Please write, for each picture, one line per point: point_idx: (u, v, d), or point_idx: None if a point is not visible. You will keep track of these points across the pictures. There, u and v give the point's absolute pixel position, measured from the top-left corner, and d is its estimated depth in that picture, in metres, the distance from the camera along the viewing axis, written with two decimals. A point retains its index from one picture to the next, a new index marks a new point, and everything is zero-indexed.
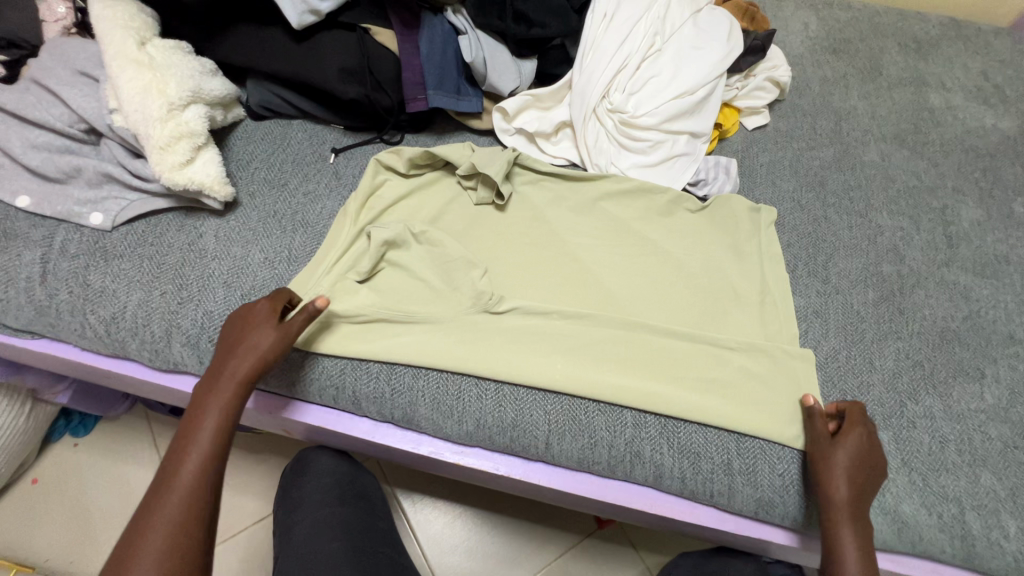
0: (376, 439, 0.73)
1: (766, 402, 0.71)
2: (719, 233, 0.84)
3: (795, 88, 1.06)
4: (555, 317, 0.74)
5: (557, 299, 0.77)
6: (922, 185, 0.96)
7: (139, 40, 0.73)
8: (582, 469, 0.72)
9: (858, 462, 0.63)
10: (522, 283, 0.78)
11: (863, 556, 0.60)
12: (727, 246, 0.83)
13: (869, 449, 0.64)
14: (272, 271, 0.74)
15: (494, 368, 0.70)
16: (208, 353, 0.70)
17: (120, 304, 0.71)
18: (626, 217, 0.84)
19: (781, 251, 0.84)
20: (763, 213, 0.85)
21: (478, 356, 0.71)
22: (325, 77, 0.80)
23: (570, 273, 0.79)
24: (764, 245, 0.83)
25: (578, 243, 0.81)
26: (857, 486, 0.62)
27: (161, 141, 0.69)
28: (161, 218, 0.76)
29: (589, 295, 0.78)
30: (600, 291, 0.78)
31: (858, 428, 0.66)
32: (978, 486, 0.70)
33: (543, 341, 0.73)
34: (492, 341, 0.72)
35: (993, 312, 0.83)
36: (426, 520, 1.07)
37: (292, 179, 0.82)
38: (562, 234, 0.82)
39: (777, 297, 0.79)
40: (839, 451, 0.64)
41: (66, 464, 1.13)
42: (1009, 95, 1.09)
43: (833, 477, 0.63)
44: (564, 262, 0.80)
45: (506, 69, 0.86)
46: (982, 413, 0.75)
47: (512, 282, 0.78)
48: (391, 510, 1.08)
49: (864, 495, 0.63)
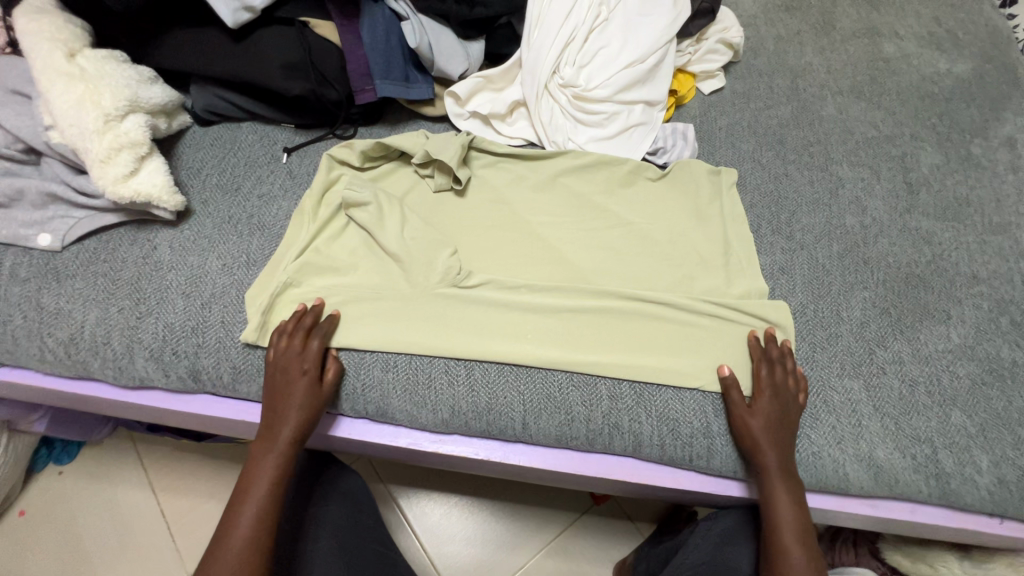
0: (354, 436, 0.73)
1: (738, 358, 0.72)
2: (682, 199, 0.83)
3: (750, 49, 1.05)
4: (524, 293, 0.74)
5: (524, 275, 0.76)
6: (880, 135, 0.96)
7: (69, 52, 0.70)
8: (561, 446, 0.72)
9: (773, 412, 0.67)
10: (489, 263, 0.77)
11: (794, 506, 0.65)
12: (690, 210, 0.83)
13: (789, 408, 0.68)
14: (231, 277, 0.73)
15: (465, 352, 0.70)
16: (173, 365, 0.69)
17: (77, 323, 0.69)
18: (585, 191, 0.83)
19: (743, 211, 0.84)
20: (724, 176, 0.85)
21: (449, 340, 0.71)
22: (268, 75, 0.78)
23: (537, 250, 0.79)
24: (725, 207, 0.83)
25: (540, 221, 0.81)
26: (780, 448, 0.66)
27: (101, 154, 0.68)
28: (111, 233, 0.74)
29: (557, 271, 0.77)
30: (567, 265, 0.78)
31: (771, 390, 0.68)
32: (949, 425, 0.71)
33: (514, 318, 0.73)
34: (462, 325, 0.72)
35: (956, 254, 0.84)
36: (421, 512, 1.07)
37: (245, 182, 0.80)
38: (522, 214, 0.81)
39: (742, 256, 0.79)
40: (756, 418, 0.67)
41: (53, 492, 1.12)
42: (961, 38, 1.09)
43: (762, 443, 0.66)
44: (529, 240, 0.79)
45: (453, 52, 0.84)
46: (950, 354, 0.76)
47: (480, 260, 0.77)
48: (383, 507, 1.07)
49: (788, 454, 0.67)
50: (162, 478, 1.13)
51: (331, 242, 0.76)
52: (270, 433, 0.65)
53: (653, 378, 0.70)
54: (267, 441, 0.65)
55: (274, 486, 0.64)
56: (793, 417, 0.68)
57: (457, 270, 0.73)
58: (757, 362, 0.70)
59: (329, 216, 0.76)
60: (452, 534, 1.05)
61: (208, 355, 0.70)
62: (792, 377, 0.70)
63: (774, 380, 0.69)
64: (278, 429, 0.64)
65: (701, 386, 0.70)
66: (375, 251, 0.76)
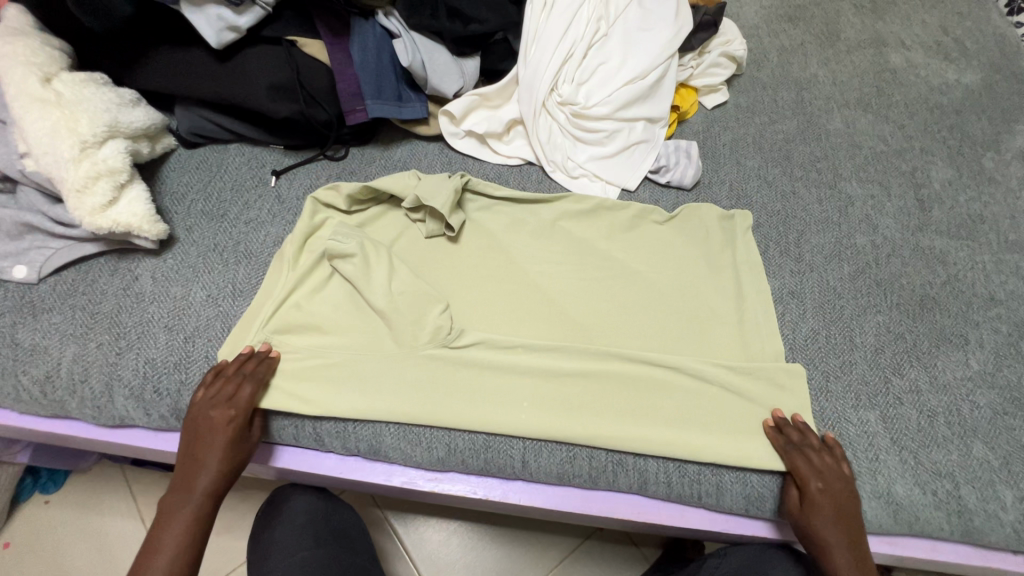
0: (344, 475, 0.69)
1: (750, 425, 0.68)
2: (685, 241, 0.80)
3: (753, 61, 1.02)
4: (520, 353, 0.70)
5: (521, 331, 0.73)
6: (889, 149, 0.93)
7: (44, 76, 0.67)
8: (563, 484, 0.69)
9: (825, 508, 0.61)
10: (483, 319, 0.73)
11: None
12: (701, 255, 0.79)
13: (843, 500, 0.61)
14: (216, 309, 0.70)
15: (460, 420, 0.66)
16: (155, 404, 0.66)
17: (53, 360, 0.66)
18: (582, 236, 0.80)
19: (760, 257, 0.80)
20: (736, 221, 0.82)
21: (443, 409, 0.67)
22: (255, 96, 0.75)
23: (535, 305, 0.75)
24: (739, 255, 0.79)
25: (538, 270, 0.77)
26: (854, 551, 0.59)
27: (76, 183, 0.64)
28: (91, 263, 0.71)
29: (553, 326, 0.74)
30: (568, 322, 0.74)
31: (818, 483, 0.62)
32: (970, 458, 0.68)
33: (507, 381, 0.69)
34: (454, 390, 0.68)
35: (972, 274, 0.81)
36: (420, 539, 1.03)
37: (232, 208, 0.77)
38: (519, 263, 0.78)
39: (758, 312, 0.75)
40: (822, 525, 0.61)
41: (39, 523, 1.08)
42: (969, 48, 1.07)
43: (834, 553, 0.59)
44: (528, 294, 0.76)
45: (447, 70, 0.81)
46: (969, 381, 0.72)
47: (475, 315, 0.74)
48: (379, 534, 1.03)
49: (861, 556, 0.60)
50: (151, 507, 1.10)
51: (312, 297, 0.71)
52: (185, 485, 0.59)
53: (660, 450, 0.66)
54: (182, 495, 0.59)
55: (185, 547, 0.57)
56: (851, 511, 0.61)
57: (447, 329, 0.70)
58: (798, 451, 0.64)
59: (315, 268, 0.73)
60: (451, 563, 1.01)
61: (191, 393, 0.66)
62: (826, 454, 0.64)
63: (822, 467, 0.63)
64: (196, 479, 0.59)
65: (710, 461, 0.66)
66: (361, 306, 0.72)
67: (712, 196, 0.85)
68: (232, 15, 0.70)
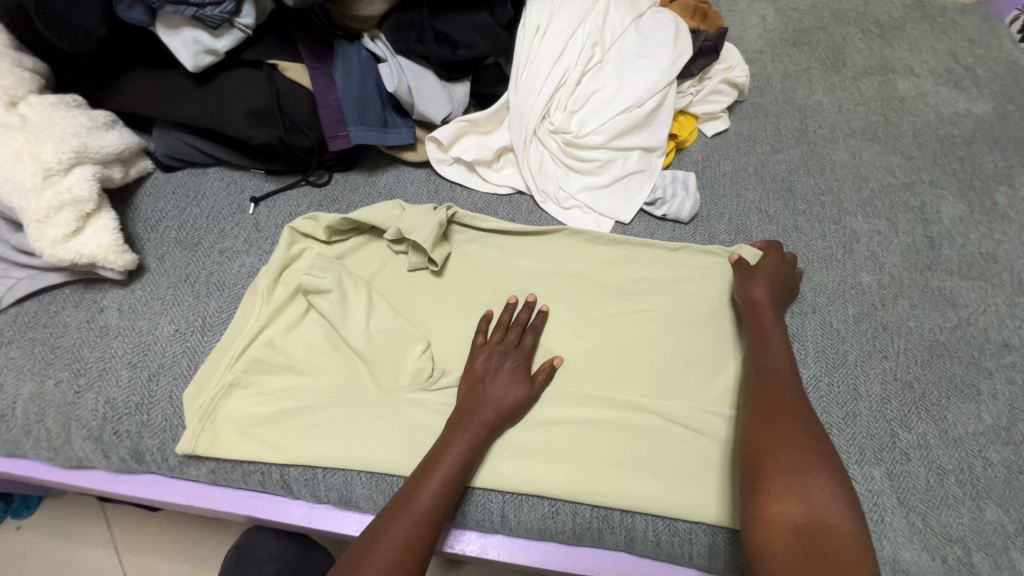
0: (313, 525, 0.65)
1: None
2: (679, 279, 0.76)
3: (756, 87, 0.99)
4: None
5: None
6: (897, 182, 0.89)
7: (10, 100, 0.64)
8: (545, 539, 0.64)
9: (773, 289, 0.70)
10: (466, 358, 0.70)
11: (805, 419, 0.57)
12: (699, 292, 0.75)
13: (785, 301, 0.71)
14: (184, 344, 0.67)
15: None
16: (114, 446, 0.62)
17: (9, 398, 0.63)
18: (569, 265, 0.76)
19: None
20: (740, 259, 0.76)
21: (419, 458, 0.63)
22: (233, 122, 0.73)
23: None
24: None
25: None
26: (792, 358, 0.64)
27: (38, 214, 0.62)
28: (54, 294, 0.68)
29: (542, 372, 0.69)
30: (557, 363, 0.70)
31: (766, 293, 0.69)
32: (983, 522, 0.63)
33: None
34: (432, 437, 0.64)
35: (984, 318, 0.77)
36: None
37: (206, 236, 0.74)
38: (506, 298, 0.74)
39: None
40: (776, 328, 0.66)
41: (10, 550, 1.00)
42: (981, 76, 1.03)
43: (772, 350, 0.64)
44: None
45: (435, 96, 0.78)
46: (981, 437, 0.68)
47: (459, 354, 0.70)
48: None
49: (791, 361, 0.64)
50: (128, 536, 1.01)
51: (287, 334, 0.68)
52: (440, 451, 0.58)
53: (650, 505, 0.61)
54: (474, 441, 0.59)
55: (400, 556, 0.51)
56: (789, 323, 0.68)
57: (428, 373, 0.66)
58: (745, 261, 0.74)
59: (290, 304, 0.69)
60: None
61: (152, 435, 0.62)
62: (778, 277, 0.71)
63: (768, 262, 0.72)
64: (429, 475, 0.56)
65: (703, 520, 0.61)
66: (338, 344, 0.68)
67: (711, 230, 0.82)
68: (209, 39, 0.67)
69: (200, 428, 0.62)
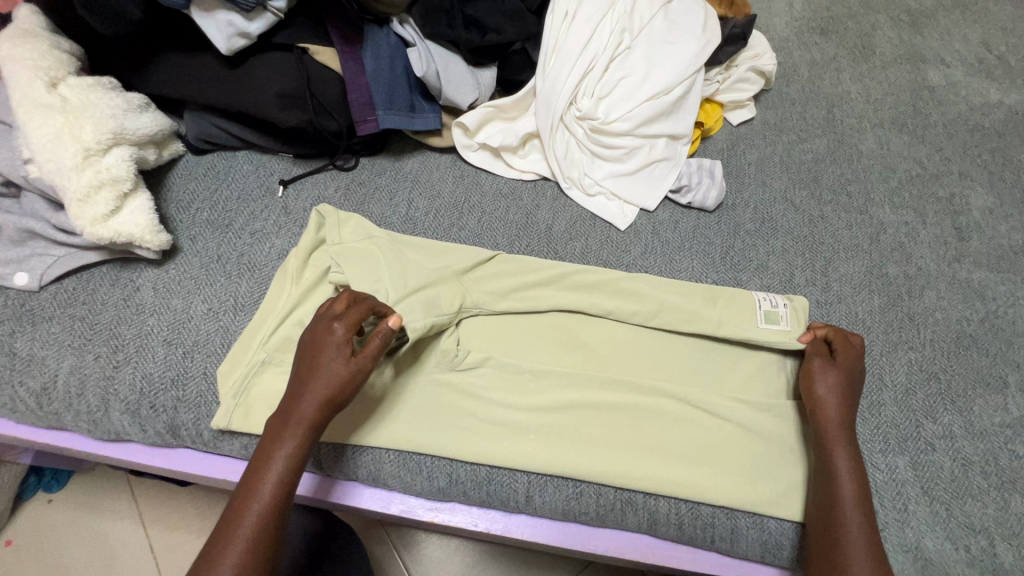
0: (340, 500, 0.67)
1: (771, 469, 0.63)
2: (702, 266, 0.77)
3: (783, 75, 0.98)
4: (529, 379, 0.68)
5: (530, 358, 0.70)
6: (925, 173, 0.88)
7: (50, 81, 0.66)
8: (569, 520, 0.65)
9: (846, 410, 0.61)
10: (493, 341, 0.71)
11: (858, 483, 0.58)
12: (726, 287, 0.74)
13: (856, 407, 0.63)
14: (216, 323, 0.68)
15: (464, 447, 0.64)
16: (150, 420, 0.64)
17: (50, 372, 0.64)
18: (590, 254, 0.77)
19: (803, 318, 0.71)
20: (781, 312, 0.70)
21: (446, 437, 0.64)
22: (264, 106, 0.73)
23: (548, 328, 0.72)
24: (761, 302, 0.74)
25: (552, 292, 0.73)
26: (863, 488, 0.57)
27: (78, 193, 0.63)
28: (92, 272, 0.70)
29: (565, 356, 0.70)
30: (582, 349, 0.71)
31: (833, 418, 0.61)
32: (1008, 513, 0.63)
33: (515, 415, 0.66)
34: (457, 419, 0.65)
35: (1012, 311, 0.76)
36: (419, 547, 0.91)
37: (237, 218, 0.75)
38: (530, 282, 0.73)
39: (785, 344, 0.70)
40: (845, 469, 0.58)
41: (40, 523, 1.02)
42: (1014, 66, 1.01)
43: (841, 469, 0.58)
44: (541, 320, 0.73)
45: (463, 81, 0.78)
46: (1007, 429, 0.68)
47: (485, 338, 0.71)
48: (375, 542, 0.91)
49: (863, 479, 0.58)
50: (154, 511, 1.03)
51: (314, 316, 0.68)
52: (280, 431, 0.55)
53: (671, 489, 0.62)
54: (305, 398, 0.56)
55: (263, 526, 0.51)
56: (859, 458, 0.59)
57: (454, 352, 0.68)
58: (816, 355, 0.65)
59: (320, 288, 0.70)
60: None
61: (188, 410, 0.64)
62: (848, 390, 0.62)
63: (845, 357, 0.63)
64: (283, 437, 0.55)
65: (723, 503, 0.62)
66: None
67: (736, 218, 0.81)
68: (242, 21, 0.68)
69: (234, 404, 0.63)
